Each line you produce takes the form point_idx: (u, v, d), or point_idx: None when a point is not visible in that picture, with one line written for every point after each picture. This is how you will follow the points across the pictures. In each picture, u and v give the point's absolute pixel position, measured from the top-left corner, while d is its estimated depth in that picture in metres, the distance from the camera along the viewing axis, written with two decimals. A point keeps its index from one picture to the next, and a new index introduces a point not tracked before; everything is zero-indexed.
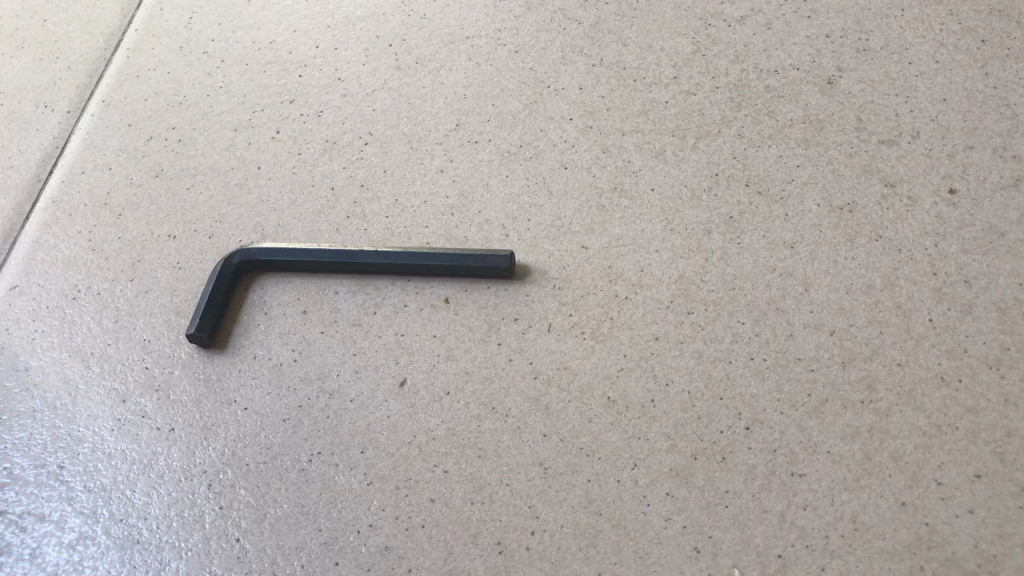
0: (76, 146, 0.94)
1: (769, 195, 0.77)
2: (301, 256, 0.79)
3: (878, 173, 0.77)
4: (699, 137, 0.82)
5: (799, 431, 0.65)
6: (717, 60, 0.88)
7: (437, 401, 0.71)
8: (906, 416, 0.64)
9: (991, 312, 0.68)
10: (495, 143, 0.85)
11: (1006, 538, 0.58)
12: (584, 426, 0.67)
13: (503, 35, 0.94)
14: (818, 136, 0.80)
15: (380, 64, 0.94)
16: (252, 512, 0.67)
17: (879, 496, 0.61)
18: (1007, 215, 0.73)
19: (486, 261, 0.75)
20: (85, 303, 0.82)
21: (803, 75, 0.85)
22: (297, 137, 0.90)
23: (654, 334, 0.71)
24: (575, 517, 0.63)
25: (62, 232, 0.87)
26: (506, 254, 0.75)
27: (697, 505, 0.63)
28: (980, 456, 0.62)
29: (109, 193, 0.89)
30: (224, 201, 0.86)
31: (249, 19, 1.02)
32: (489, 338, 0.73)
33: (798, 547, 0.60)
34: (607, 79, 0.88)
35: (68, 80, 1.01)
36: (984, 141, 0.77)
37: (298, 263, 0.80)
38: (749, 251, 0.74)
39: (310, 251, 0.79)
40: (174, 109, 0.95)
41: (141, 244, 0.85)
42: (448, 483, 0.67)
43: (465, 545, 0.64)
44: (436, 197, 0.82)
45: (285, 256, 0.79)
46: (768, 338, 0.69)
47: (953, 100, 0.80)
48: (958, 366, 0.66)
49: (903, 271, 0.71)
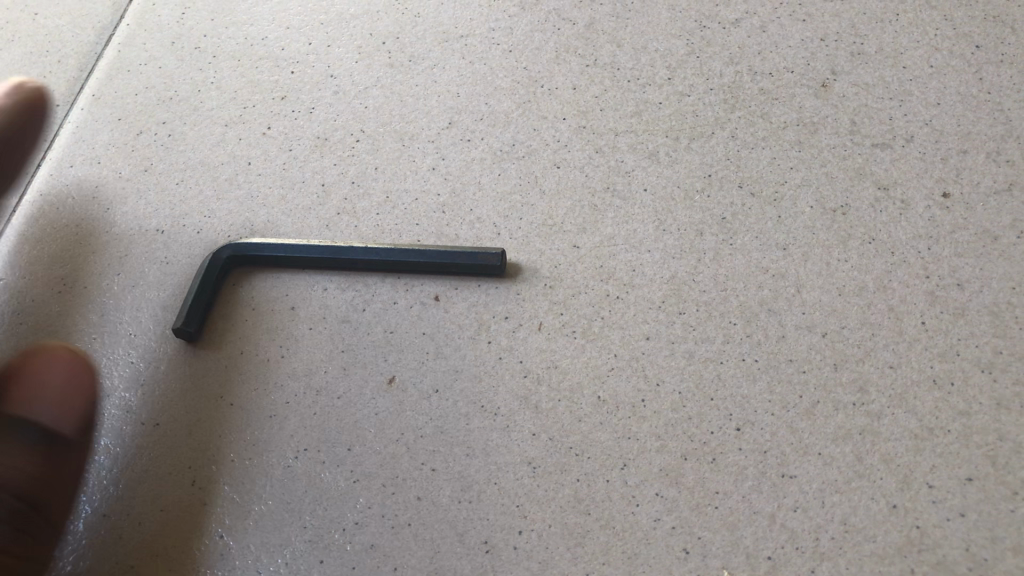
0: (65, 139, 0.93)
1: (763, 197, 0.76)
2: (290, 252, 0.78)
3: (871, 176, 0.76)
4: (693, 138, 0.81)
5: (790, 432, 0.64)
6: (711, 63, 0.86)
7: (426, 399, 0.70)
8: (898, 418, 0.64)
9: (985, 315, 0.67)
10: (488, 141, 0.84)
11: (996, 542, 0.58)
12: (573, 425, 0.67)
13: (497, 35, 0.93)
14: (812, 138, 0.80)
15: (374, 62, 0.93)
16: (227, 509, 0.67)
17: (870, 497, 0.61)
18: (1001, 220, 0.72)
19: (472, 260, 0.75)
20: (71, 296, 0.81)
21: (797, 78, 0.84)
22: (289, 133, 0.89)
23: (646, 334, 0.70)
24: (562, 517, 0.63)
25: (49, 225, 0.86)
26: (496, 253, 0.74)
27: (686, 506, 0.62)
28: (972, 460, 0.61)
29: (98, 187, 0.88)
30: (213, 196, 0.86)
31: (243, 15, 1.01)
32: (479, 336, 0.73)
33: (788, 549, 0.60)
34: (601, 79, 0.87)
35: (58, 74, 1.00)
36: (978, 146, 0.76)
37: (287, 259, 0.79)
38: (741, 252, 0.74)
39: (299, 247, 0.79)
40: (165, 104, 0.94)
41: (128, 238, 0.84)
42: (436, 482, 0.66)
43: (451, 544, 0.63)
44: (426, 195, 0.82)
45: (273, 250, 0.79)
46: (760, 338, 0.69)
47: (948, 105, 0.79)
48: (950, 369, 0.65)
49: (895, 274, 0.70)
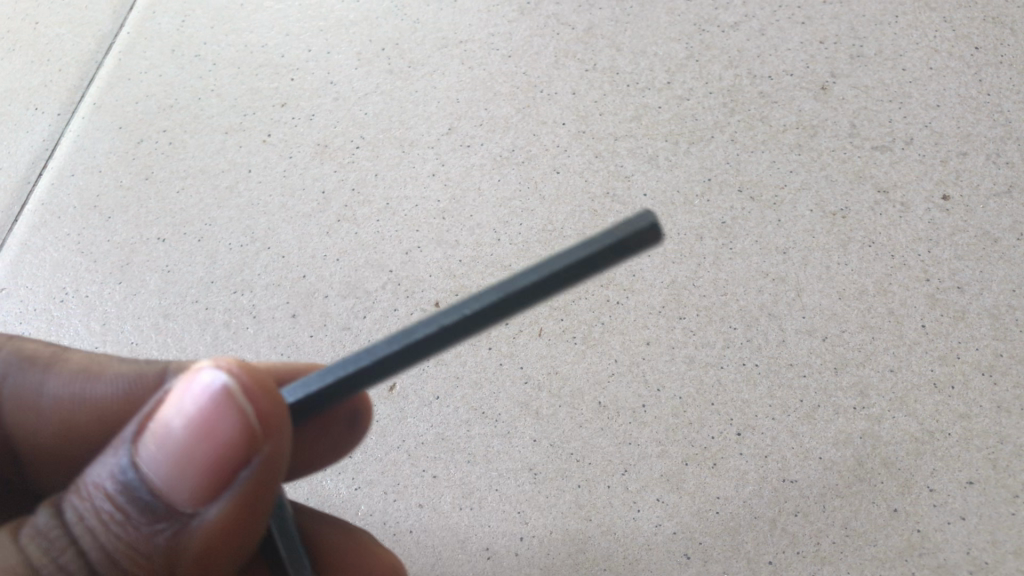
0: (67, 147, 0.94)
1: (762, 201, 0.76)
2: (330, 388, 0.40)
3: (870, 179, 0.75)
4: (692, 142, 0.81)
5: (790, 437, 0.64)
6: (711, 67, 0.85)
7: (426, 406, 0.70)
8: (899, 422, 0.64)
9: (984, 318, 0.67)
10: (487, 147, 0.84)
11: (997, 545, 0.58)
12: (574, 431, 0.67)
13: (496, 41, 0.92)
14: (811, 141, 0.79)
15: (373, 69, 0.93)
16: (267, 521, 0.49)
17: (871, 501, 0.61)
18: (1001, 222, 0.71)
19: (587, 251, 0.37)
20: (73, 306, 0.82)
21: (796, 81, 0.83)
22: (288, 140, 0.89)
23: (646, 339, 0.70)
24: (564, 524, 0.64)
25: (50, 235, 0.87)
26: (610, 229, 0.37)
27: (687, 512, 0.63)
28: (972, 463, 0.61)
29: (98, 196, 0.89)
30: (214, 205, 0.86)
31: (242, 23, 1.01)
32: (479, 342, 0.73)
33: (789, 553, 0.60)
34: (600, 83, 0.86)
35: (58, 82, 1.00)
36: (978, 148, 0.75)
37: (309, 405, 0.42)
38: (742, 256, 0.73)
39: (329, 367, 0.40)
40: (165, 112, 0.94)
41: (130, 246, 0.85)
42: (437, 489, 0.67)
43: (453, 550, 0.64)
44: (427, 202, 0.82)
45: (292, 393, 0.42)
46: (760, 343, 0.69)
47: (947, 107, 0.78)
48: (950, 372, 0.65)
49: (895, 277, 0.70)
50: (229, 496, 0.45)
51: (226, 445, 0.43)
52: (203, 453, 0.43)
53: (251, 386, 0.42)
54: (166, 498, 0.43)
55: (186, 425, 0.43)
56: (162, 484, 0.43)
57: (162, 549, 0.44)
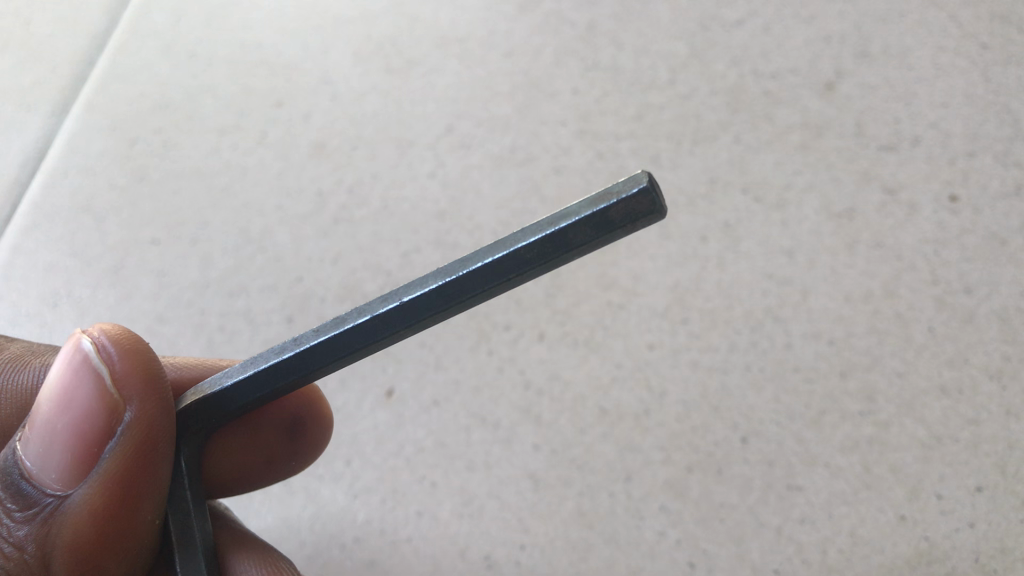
0: (60, 147, 0.93)
1: (767, 203, 0.74)
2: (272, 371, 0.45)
3: (877, 179, 0.74)
4: (696, 142, 0.79)
5: (797, 443, 0.63)
6: (715, 64, 0.83)
7: (425, 411, 0.69)
8: (907, 428, 0.63)
9: (993, 321, 0.65)
10: (486, 147, 0.83)
11: (1007, 553, 0.57)
12: (576, 437, 0.66)
13: (495, 38, 0.90)
14: (817, 141, 0.77)
15: (370, 67, 0.91)
16: (156, 522, 0.51)
17: (878, 509, 0.60)
18: (1009, 223, 0.69)
19: (541, 235, 0.38)
20: (65, 310, 0.81)
21: (801, 79, 0.80)
22: (285, 140, 0.88)
23: (648, 344, 0.69)
24: (566, 532, 0.63)
25: (42, 237, 0.87)
26: (577, 206, 0.38)
27: (691, 519, 0.62)
28: (982, 470, 0.60)
29: (91, 198, 0.88)
30: (209, 206, 0.85)
31: (237, 21, 0.98)
32: (478, 347, 0.71)
33: (794, 562, 0.60)
34: (602, 82, 0.85)
35: (49, 81, 0.97)
36: (985, 147, 0.73)
37: (262, 387, 0.46)
38: (747, 258, 0.72)
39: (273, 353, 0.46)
40: (160, 112, 0.93)
41: (124, 249, 0.84)
42: (437, 496, 0.66)
43: (453, 558, 0.64)
44: (425, 204, 0.81)
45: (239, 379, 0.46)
46: (765, 347, 0.67)
47: (953, 106, 0.75)
48: (959, 377, 0.64)
49: (903, 279, 0.68)
50: (100, 473, 0.50)
51: (87, 412, 0.49)
52: (68, 427, 0.49)
53: (112, 352, 0.50)
54: (37, 482, 0.48)
55: (54, 402, 0.49)
56: (34, 466, 0.48)
57: (33, 540, 0.48)
